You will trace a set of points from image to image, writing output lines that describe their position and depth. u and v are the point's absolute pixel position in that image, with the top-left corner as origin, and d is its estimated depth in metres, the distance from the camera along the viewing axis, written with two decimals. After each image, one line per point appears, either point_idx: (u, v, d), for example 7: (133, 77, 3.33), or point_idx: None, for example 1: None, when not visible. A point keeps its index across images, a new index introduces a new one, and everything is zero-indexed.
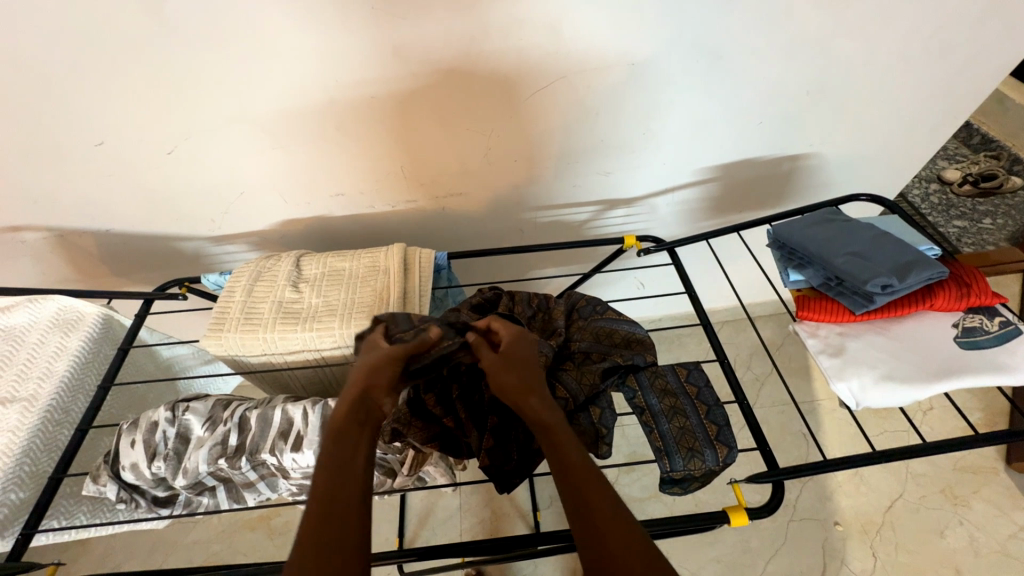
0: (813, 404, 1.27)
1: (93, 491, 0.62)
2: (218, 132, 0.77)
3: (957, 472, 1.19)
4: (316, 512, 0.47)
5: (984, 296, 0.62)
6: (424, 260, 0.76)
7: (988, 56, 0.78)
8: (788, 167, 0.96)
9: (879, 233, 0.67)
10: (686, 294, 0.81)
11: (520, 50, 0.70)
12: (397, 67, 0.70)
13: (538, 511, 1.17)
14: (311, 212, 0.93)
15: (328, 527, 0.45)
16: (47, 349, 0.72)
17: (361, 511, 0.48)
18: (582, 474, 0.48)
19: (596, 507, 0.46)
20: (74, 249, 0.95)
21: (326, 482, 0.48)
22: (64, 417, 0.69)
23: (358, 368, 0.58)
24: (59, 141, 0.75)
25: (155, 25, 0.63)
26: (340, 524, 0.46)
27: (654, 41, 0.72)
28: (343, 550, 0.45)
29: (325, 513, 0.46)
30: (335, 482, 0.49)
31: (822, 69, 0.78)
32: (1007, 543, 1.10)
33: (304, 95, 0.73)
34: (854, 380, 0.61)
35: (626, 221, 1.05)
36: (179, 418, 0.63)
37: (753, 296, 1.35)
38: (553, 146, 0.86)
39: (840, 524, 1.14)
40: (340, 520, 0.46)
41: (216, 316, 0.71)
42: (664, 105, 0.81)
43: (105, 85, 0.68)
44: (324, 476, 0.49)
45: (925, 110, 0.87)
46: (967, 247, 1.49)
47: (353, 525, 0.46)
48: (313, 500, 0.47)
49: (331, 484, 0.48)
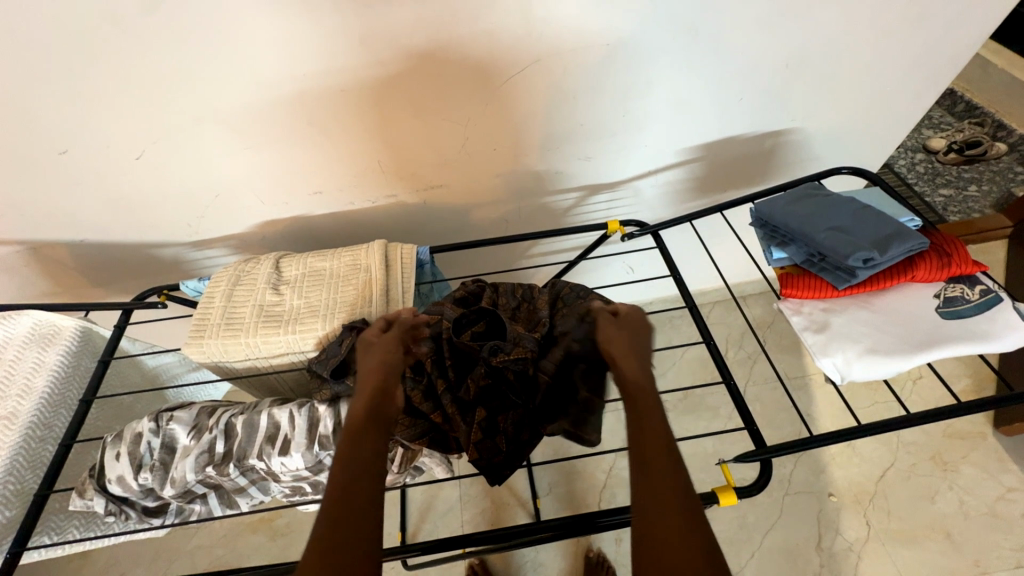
0: (804, 379, 1.28)
1: (81, 506, 0.62)
2: (187, 135, 0.75)
3: (947, 438, 1.21)
4: (331, 507, 0.47)
5: (964, 265, 0.61)
6: (406, 256, 0.75)
7: (967, 20, 0.77)
8: (771, 144, 0.96)
9: (862, 206, 0.67)
10: (671, 276, 0.80)
11: (492, 35, 0.68)
12: (364, 56, 0.68)
13: (538, 498, 1.19)
14: (290, 212, 0.91)
15: (342, 524, 0.46)
16: (25, 364, 0.71)
17: (370, 506, 0.48)
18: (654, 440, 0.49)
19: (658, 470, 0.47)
20: (49, 261, 0.93)
21: (342, 477, 0.49)
22: (46, 433, 0.68)
23: (372, 364, 0.59)
24: (21, 151, 0.72)
25: (109, 25, 0.60)
26: (347, 521, 0.46)
27: (630, 20, 0.70)
28: (347, 549, 0.44)
29: (337, 510, 0.47)
30: (354, 478, 0.49)
31: (801, 41, 0.77)
32: (995, 504, 1.12)
33: (272, 91, 0.71)
34: (839, 355, 0.61)
35: (611, 206, 1.04)
36: (164, 428, 0.62)
37: (743, 275, 1.35)
38: (532, 132, 0.84)
39: (834, 495, 1.16)
40: (353, 520, 0.46)
41: (196, 323, 0.70)
42: (643, 84, 0.79)
43: (63, 91, 0.66)
44: (342, 475, 0.49)
45: (905, 79, 0.86)
46: (952, 215, 1.50)
47: (364, 521, 0.46)
48: (329, 499, 0.48)
49: (348, 482, 0.49)
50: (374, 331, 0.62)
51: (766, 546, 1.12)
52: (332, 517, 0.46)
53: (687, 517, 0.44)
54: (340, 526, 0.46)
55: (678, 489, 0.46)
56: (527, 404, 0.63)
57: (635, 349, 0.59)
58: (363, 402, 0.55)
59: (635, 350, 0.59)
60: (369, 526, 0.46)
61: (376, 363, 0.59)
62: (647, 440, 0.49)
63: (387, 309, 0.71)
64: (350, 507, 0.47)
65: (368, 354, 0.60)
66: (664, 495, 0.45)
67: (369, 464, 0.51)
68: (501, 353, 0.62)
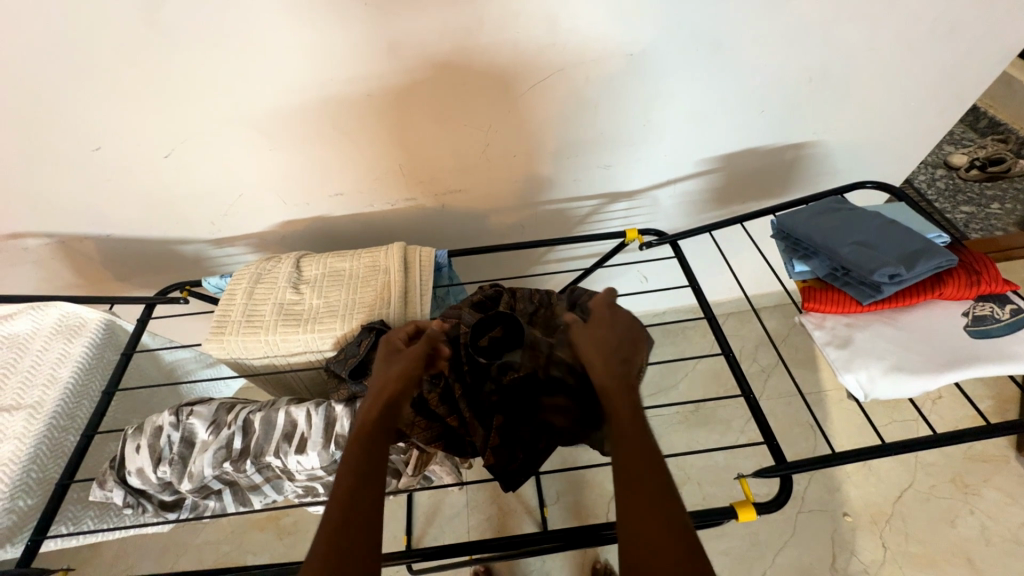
0: (819, 395, 1.26)
1: (100, 497, 0.63)
2: (215, 135, 0.76)
3: (968, 461, 1.18)
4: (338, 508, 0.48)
5: (994, 284, 0.60)
6: (424, 259, 0.75)
7: (996, 37, 0.76)
8: (791, 156, 0.95)
9: (888, 221, 0.66)
10: (690, 287, 0.79)
11: (516, 43, 0.69)
12: (391, 62, 0.69)
13: (545, 507, 1.18)
14: (310, 212, 0.92)
15: (345, 530, 0.46)
16: (51, 355, 0.72)
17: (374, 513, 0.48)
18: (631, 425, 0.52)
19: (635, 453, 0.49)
20: (76, 255, 0.95)
21: (352, 481, 0.50)
22: (69, 423, 0.69)
23: (385, 370, 0.61)
24: (57, 147, 0.75)
25: (146, 27, 0.62)
26: (349, 524, 0.47)
27: (652, 31, 0.70)
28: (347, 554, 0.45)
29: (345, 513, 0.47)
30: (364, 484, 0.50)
31: (825, 55, 0.77)
32: (1018, 531, 1.09)
33: (299, 92, 0.72)
34: (863, 371, 0.60)
35: (627, 215, 1.04)
36: (183, 422, 0.63)
37: (759, 287, 1.34)
38: (551, 140, 0.85)
39: (849, 515, 1.14)
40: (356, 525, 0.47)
41: (217, 320, 0.71)
42: (663, 94, 0.79)
43: (98, 90, 0.68)
44: (349, 482, 0.50)
45: (932, 93, 0.85)
46: (974, 233, 1.47)
47: (366, 527, 0.47)
48: (334, 503, 0.48)
49: (354, 487, 0.49)
50: (397, 337, 0.63)
51: (778, 564, 1.09)
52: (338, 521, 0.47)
53: (666, 510, 0.45)
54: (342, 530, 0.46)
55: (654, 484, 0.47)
56: (540, 413, 0.64)
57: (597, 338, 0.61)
58: (374, 411, 0.56)
59: (603, 338, 0.61)
60: (372, 535, 0.47)
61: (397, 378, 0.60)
62: (630, 436, 0.51)
63: (405, 311, 0.71)
64: (356, 513, 0.47)
65: (391, 361, 0.61)
66: (644, 489, 0.47)
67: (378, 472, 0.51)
68: (510, 371, 0.63)
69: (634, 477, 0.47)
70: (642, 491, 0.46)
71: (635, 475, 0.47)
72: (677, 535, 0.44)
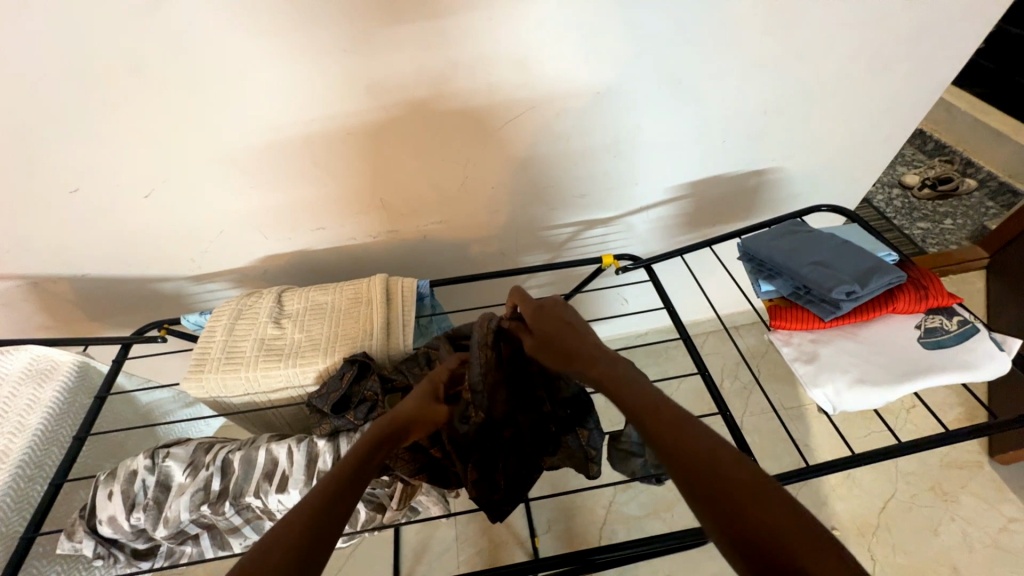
0: (800, 409, 1.29)
1: (68, 549, 0.60)
2: (197, 175, 0.78)
3: (945, 468, 1.21)
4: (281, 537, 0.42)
5: (940, 297, 0.65)
6: (407, 289, 0.77)
7: (925, 73, 0.84)
8: (754, 182, 1.01)
9: (841, 242, 0.70)
10: (665, 309, 0.81)
11: (490, 84, 0.74)
12: (371, 102, 0.73)
13: (536, 537, 1.15)
14: (293, 247, 0.93)
15: (323, 510, 0.45)
16: (19, 401, 0.70)
17: (334, 529, 0.45)
18: (664, 413, 0.48)
19: (687, 441, 0.45)
20: (49, 296, 0.93)
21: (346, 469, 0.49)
22: (36, 472, 0.66)
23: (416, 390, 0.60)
24: (35, 190, 0.75)
25: (131, 75, 0.64)
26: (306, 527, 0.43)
27: (615, 72, 0.76)
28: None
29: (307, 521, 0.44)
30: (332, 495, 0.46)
31: (775, 92, 0.83)
32: (997, 536, 1.11)
33: (282, 132, 0.74)
34: (829, 386, 0.63)
35: (604, 239, 1.08)
36: (159, 465, 0.62)
37: (735, 305, 1.38)
38: (529, 172, 0.88)
39: (836, 528, 1.15)
40: (307, 543, 0.42)
41: (196, 358, 0.70)
42: (631, 128, 0.84)
43: (80, 134, 0.69)
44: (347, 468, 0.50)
45: (877, 122, 0.92)
46: (932, 247, 1.56)
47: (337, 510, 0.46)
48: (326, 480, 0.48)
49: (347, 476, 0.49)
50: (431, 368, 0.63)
51: None
52: (302, 524, 0.43)
53: (774, 502, 0.41)
54: (304, 533, 0.43)
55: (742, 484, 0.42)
56: (519, 449, 0.64)
57: (574, 344, 0.59)
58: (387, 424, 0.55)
59: (582, 342, 0.59)
60: (338, 518, 0.45)
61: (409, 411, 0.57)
62: (668, 422, 0.47)
63: (388, 343, 0.72)
64: (315, 525, 0.44)
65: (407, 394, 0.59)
66: (720, 470, 0.43)
67: (348, 497, 0.47)
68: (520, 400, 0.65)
69: (725, 485, 0.42)
70: (735, 492, 0.41)
71: (729, 486, 0.42)
72: (796, 524, 0.39)
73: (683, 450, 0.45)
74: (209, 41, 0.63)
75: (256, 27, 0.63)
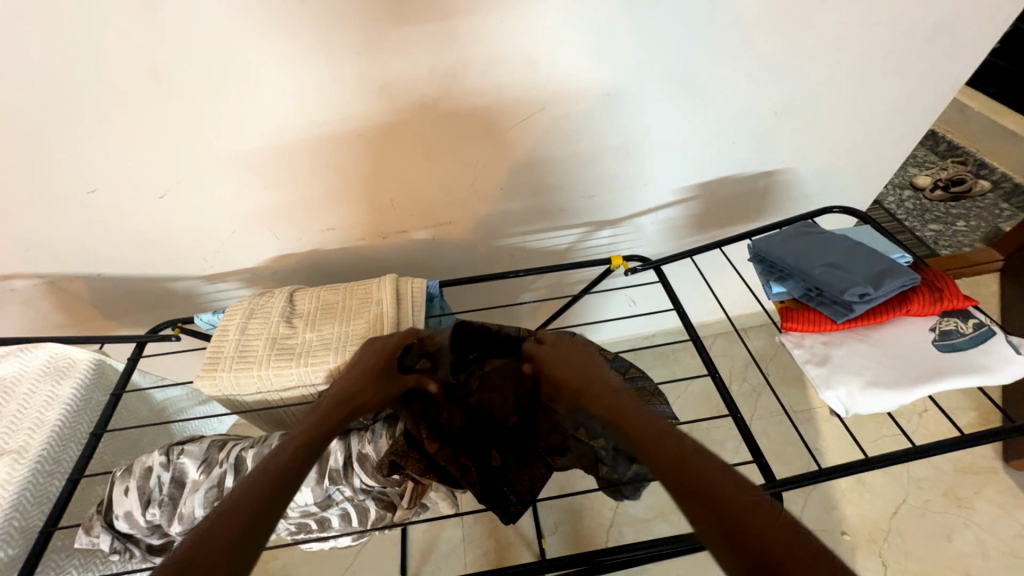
0: (809, 412, 1.28)
1: (85, 544, 0.61)
2: (210, 175, 0.79)
3: (958, 474, 1.20)
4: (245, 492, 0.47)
5: (955, 300, 0.64)
6: (417, 290, 0.78)
7: (940, 73, 0.83)
8: (764, 183, 1.00)
9: (853, 244, 0.70)
10: (674, 310, 0.80)
11: (501, 85, 0.74)
12: (383, 104, 0.73)
13: (543, 538, 1.15)
14: (303, 248, 0.94)
15: (256, 507, 0.45)
16: (38, 398, 0.71)
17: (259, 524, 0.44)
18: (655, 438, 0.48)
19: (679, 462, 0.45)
20: (65, 295, 0.95)
21: (284, 464, 0.50)
22: (54, 467, 0.67)
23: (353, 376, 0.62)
24: (53, 190, 0.76)
25: (148, 77, 0.66)
26: (234, 522, 0.44)
27: (624, 74, 0.76)
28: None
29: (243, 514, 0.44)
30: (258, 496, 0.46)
31: (786, 93, 0.83)
32: (1013, 543, 1.10)
33: (296, 134, 0.75)
34: (842, 388, 0.62)
35: (612, 241, 1.08)
36: (174, 462, 0.62)
37: (744, 307, 1.37)
38: (537, 173, 0.89)
39: (847, 533, 1.14)
40: (235, 541, 0.43)
41: (209, 356, 0.71)
42: (640, 130, 0.85)
43: (99, 136, 0.71)
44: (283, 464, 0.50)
45: (891, 122, 0.91)
46: (944, 249, 1.54)
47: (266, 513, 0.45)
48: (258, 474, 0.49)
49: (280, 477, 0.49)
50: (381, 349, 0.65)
51: None
52: (230, 525, 0.43)
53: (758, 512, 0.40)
54: (230, 529, 0.43)
55: (743, 503, 0.41)
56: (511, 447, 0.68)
57: (585, 379, 0.59)
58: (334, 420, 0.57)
59: (590, 373, 0.60)
60: (263, 517, 0.45)
61: (369, 396, 0.60)
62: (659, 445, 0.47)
63: None
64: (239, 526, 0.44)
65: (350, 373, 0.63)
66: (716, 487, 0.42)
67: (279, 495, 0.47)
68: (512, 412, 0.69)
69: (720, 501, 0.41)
70: (744, 516, 0.40)
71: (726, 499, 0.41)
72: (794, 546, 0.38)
73: (691, 471, 0.44)
74: (224, 43, 0.64)
75: (271, 29, 0.64)
